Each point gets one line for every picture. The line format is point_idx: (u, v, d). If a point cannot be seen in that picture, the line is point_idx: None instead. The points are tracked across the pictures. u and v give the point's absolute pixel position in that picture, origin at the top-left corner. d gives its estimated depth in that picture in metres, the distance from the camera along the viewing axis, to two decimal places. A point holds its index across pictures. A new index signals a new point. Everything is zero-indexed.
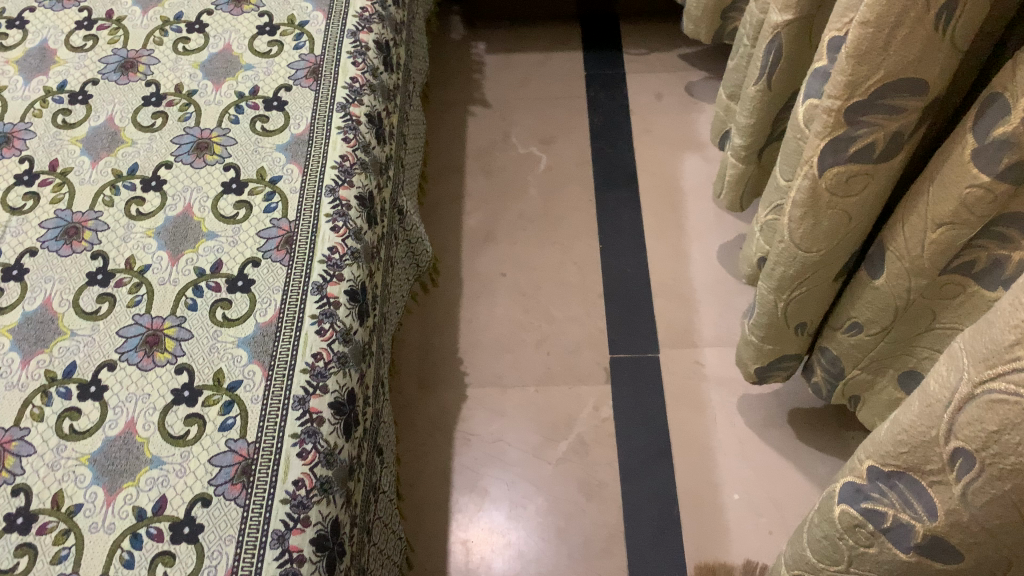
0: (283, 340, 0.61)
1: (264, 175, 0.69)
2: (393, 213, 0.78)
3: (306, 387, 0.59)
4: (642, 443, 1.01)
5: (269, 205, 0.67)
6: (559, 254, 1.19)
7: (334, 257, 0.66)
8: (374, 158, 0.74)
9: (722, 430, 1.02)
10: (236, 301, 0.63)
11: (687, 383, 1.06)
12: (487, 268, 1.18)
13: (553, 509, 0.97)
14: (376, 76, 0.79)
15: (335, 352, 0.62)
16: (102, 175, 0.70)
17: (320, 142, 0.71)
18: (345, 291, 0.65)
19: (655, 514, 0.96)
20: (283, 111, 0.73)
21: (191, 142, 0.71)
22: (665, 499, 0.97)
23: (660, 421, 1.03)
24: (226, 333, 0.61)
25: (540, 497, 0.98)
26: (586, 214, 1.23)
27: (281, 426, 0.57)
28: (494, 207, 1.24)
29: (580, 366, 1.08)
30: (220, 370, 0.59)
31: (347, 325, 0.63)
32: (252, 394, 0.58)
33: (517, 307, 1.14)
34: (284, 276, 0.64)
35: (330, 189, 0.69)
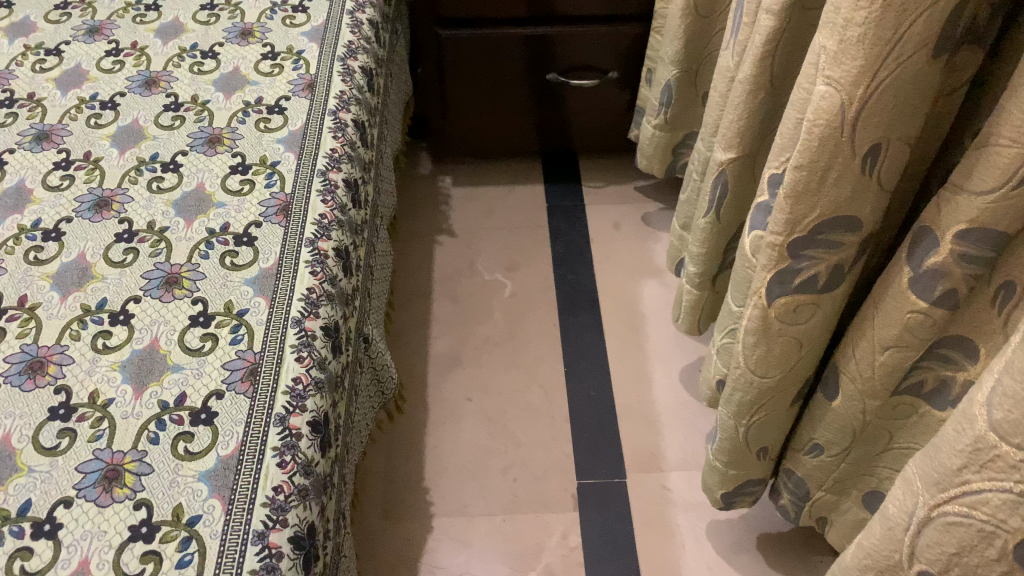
0: (244, 473, 0.61)
1: (232, 308, 0.71)
2: (358, 342, 0.80)
3: (266, 521, 0.58)
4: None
5: (235, 337, 0.69)
6: (525, 380, 1.20)
7: (298, 388, 0.67)
8: (339, 290, 0.76)
9: (692, 558, 1.01)
10: (198, 434, 0.63)
11: (654, 509, 1.06)
12: (454, 395, 1.18)
13: None
14: (345, 212, 0.82)
15: (296, 485, 0.61)
16: (70, 310, 0.71)
17: (287, 274, 0.74)
18: (308, 421, 0.65)
19: None
20: (252, 247, 0.76)
21: (161, 278, 0.73)
22: None
23: (630, 551, 1.02)
24: (187, 467, 0.61)
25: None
26: (551, 340, 1.25)
27: (239, 563, 0.56)
28: (461, 334, 1.26)
29: (548, 494, 1.08)
30: (179, 506, 0.59)
31: (309, 456, 0.64)
32: (212, 530, 0.58)
33: (484, 433, 1.14)
34: (248, 408, 0.64)
35: (296, 320, 0.71)
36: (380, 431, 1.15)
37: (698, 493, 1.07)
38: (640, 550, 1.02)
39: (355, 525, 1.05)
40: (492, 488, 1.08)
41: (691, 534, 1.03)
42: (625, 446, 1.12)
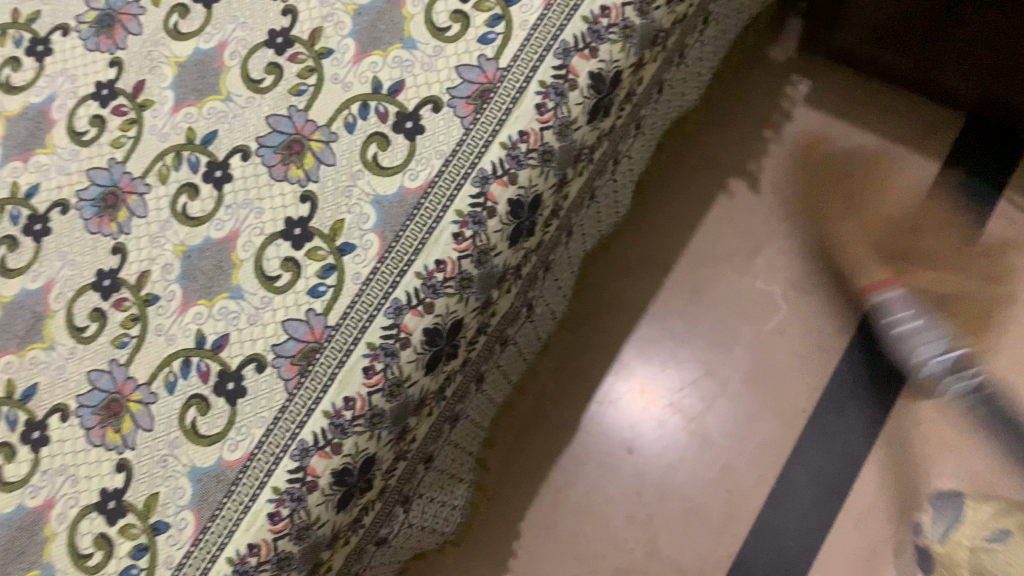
0: (325, 359, 0.51)
1: (420, 117, 0.54)
2: (583, 194, 0.62)
3: (317, 437, 0.50)
4: (824, 461, 0.92)
5: (408, 150, 0.54)
6: (870, 193, 0.99)
7: (438, 283, 0.52)
8: (568, 144, 0.55)
9: (929, 506, 0.89)
10: (310, 269, 0.53)
11: (933, 430, 0.91)
12: (783, 169, 1.02)
13: (699, 477, 0.94)
14: (648, 10, 0.55)
15: (372, 406, 0.51)
16: (258, 14, 0.59)
17: (503, 99, 0.53)
18: (423, 331, 0.52)
19: (811, 509, 0.91)
20: (495, 13, 0.55)
21: (371, 17, 0.57)
22: (832, 505, 0.91)
23: (863, 450, 0.92)
24: (275, 307, 0.53)
25: (696, 456, 0.95)
26: (931, 155, 0.99)
27: (269, 472, 0.50)
28: (831, 92, 1.02)
29: (818, 334, 0.96)
30: (255, 352, 0.52)
31: (404, 374, 0.52)
32: (269, 399, 0.51)
33: (795, 226, 1.00)
34: (371, 270, 0.52)
35: (481, 176, 0.52)
36: (678, 163, 1.04)
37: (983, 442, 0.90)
38: (873, 458, 0.92)
39: (605, 253, 1.03)
40: (763, 298, 0.98)
41: (947, 479, 0.90)
42: None
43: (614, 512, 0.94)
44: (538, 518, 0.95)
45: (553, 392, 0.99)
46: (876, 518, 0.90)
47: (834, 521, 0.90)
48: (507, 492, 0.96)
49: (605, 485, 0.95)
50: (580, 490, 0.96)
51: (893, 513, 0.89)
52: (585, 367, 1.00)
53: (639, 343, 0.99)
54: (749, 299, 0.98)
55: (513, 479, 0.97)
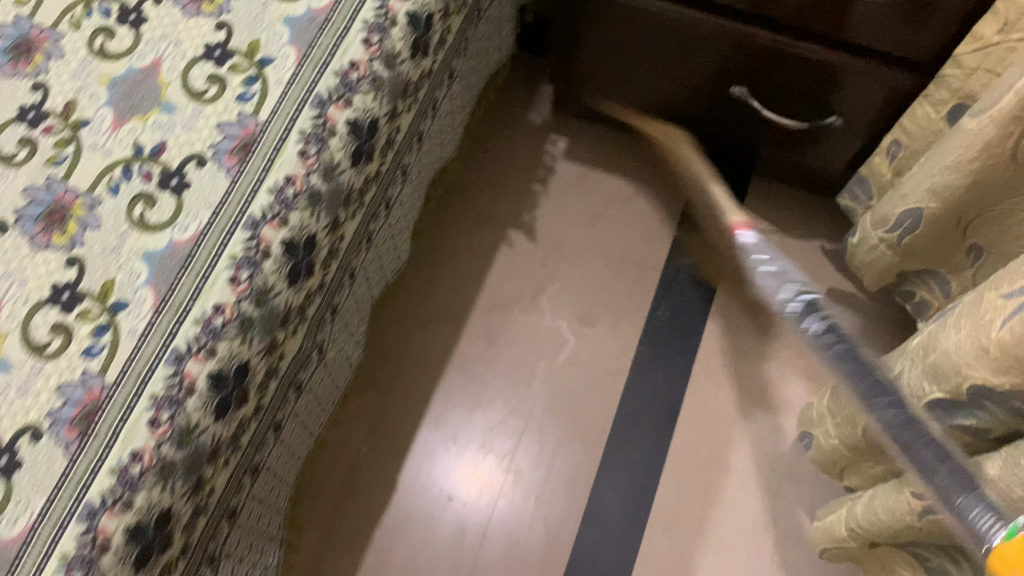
0: (107, 416, 0.50)
1: (185, 175, 0.56)
2: (359, 235, 0.66)
3: (105, 496, 0.49)
4: (627, 475, 0.99)
5: (176, 205, 0.55)
6: (631, 229, 1.11)
7: (219, 327, 0.53)
8: (334, 187, 0.59)
9: (722, 497, 0.98)
10: (82, 332, 0.52)
11: (716, 428, 1.01)
12: (553, 217, 1.11)
13: (516, 510, 0.98)
14: (392, 64, 0.62)
15: (161, 457, 0.50)
16: (9, 91, 0.59)
17: (266, 149, 0.57)
18: (208, 375, 0.52)
19: (621, 520, 0.97)
20: (249, 74, 0.59)
21: (128, 86, 0.59)
22: (639, 512, 0.98)
23: (659, 459, 1.00)
24: (47, 372, 0.51)
25: (511, 491, 0.99)
26: (677, 190, 1.12)
27: (54, 542, 0.48)
28: (586, 146, 1.14)
29: (605, 359, 1.04)
30: (29, 422, 0.50)
31: (193, 421, 0.52)
32: (48, 468, 0.49)
33: (572, 265, 1.09)
34: (148, 322, 0.52)
35: (252, 221, 0.55)
36: (457, 220, 1.11)
37: (760, 431, 1.01)
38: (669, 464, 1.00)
39: (402, 313, 1.07)
40: (551, 335, 1.05)
41: (734, 471, 0.99)
42: (702, 338, 1.06)
43: (439, 562, 0.96)
44: None
45: (367, 454, 1.00)
46: (679, 519, 0.97)
47: (644, 528, 0.97)
48: (332, 561, 0.95)
49: (429, 537, 0.97)
50: (403, 548, 0.96)
51: (693, 511, 0.97)
52: (395, 425, 1.02)
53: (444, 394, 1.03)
54: (540, 337, 1.05)
55: (336, 548, 0.96)
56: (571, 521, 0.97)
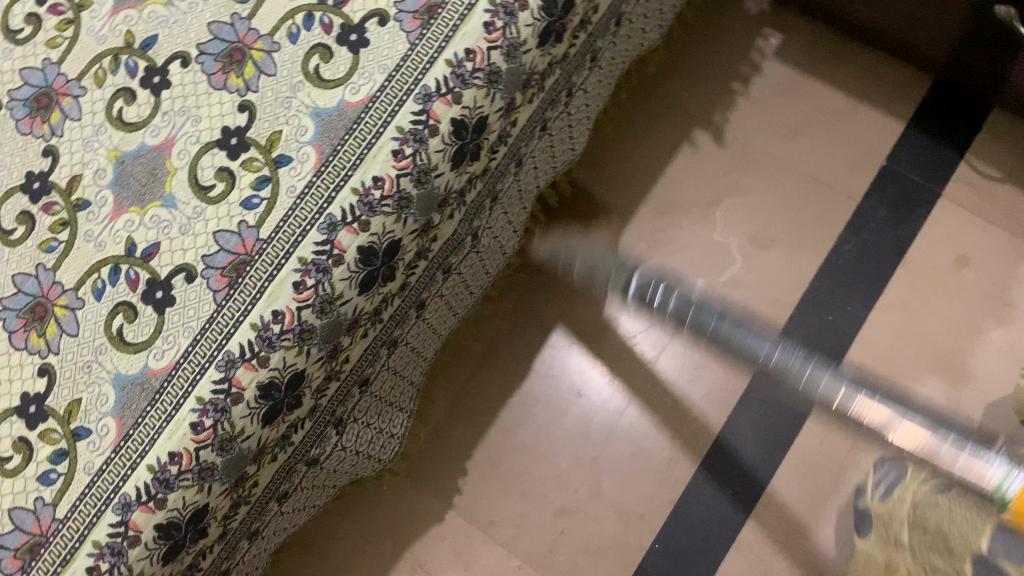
0: (256, 271, 0.50)
1: (366, 32, 0.52)
2: (534, 122, 0.61)
3: (244, 348, 0.50)
4: (768, 414, 0.95)
5: (350, 65, 0.52)
6: (836, 151, 0.99)
7: (374, 202, 0.51)
8: (515, 67, 0.53)
9: (867, 459, 0.92)
10: (245, 181, 0.52)
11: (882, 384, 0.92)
12: (750, 124, 1.01)
13: (645, 419, 0.97)
14: None
15: (302, 320, 0.50)
16: None
17: (451, 16, 0.52)
18: (357, 250, 0.51)
19: (755, 453, 0.94)
20: None
21: None
22: (775, 449, 0.94)
23: (806, 404, 0.94)
24: (208, 216, 0.52)
25: (643, 402, 0.97)
26: (898, 115, 0.98)
27: (194, 382, 0.50)
28: (803, 47, 1.01)
29: (775, 286, 0.97)
30: (185, 262, 0.51)
31: (336, 292, 0.51)
32: (197, 312, 0.50)
33: (758, 177, 0.99)
34: (306, 182, 0.51)
35: (423, 94, 0.51)
36: (644, 108, 1.03)
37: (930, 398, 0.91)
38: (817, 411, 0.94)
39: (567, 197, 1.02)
40: (720, 251, 0.98)
41: None
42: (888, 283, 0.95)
43: (561, 454, 0.96)
44: (486, 460, 0.96)
45: (503, 330, 1.00)
46: (812, 470, 0.93)
47: (776, 471, 0.94)
48: (457, 429, 0.97)
49: (553, 429, 0.97)
50: (526, 433, 0.97)
51: (829, 465, 0.93)
52: (541, 310, 1.00)
53: (595, 286, 0.99)
54: (708, 250, 0.98)
55: (464, 418, 0.97)
56: (699, 445, 0.95)
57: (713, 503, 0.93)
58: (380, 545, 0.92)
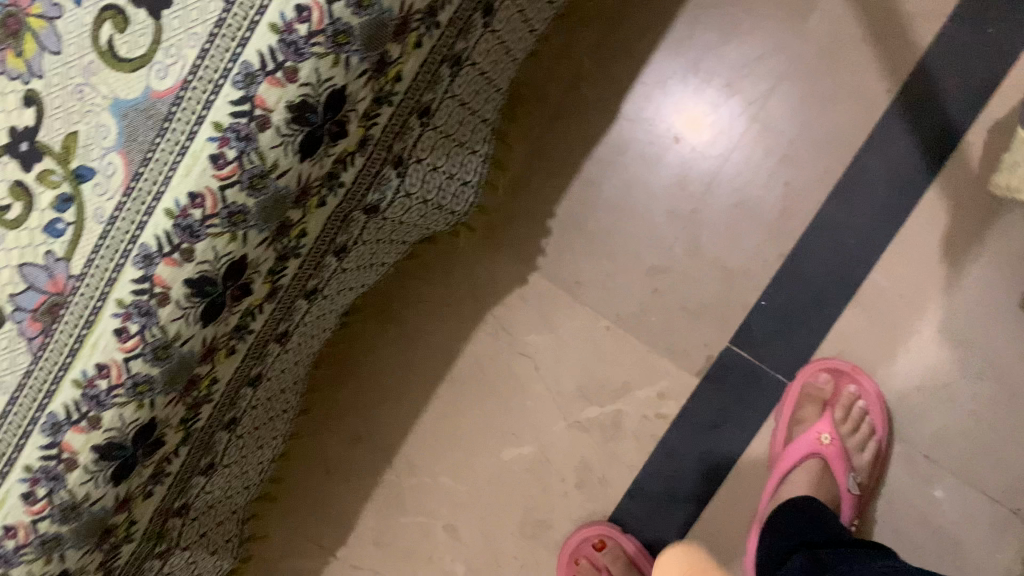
0: (167, 141, 0.39)
1: None
2: None
3: (162, 240, 0.39)
4: (901, 151, 0.80)
5: None
6: None
7: (301, 41, 0.38)
8: None
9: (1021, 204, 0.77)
10: (136, 20, 0.38)
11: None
12: None
13: (752, 164, 0.83)
14: None
15: (227, 203, 0.40)
16: None
17: None
18: (288, 109, 0.39)
19: (882, 202, 0.81)
20: None
21: None
22: (906, 194, 0.80)
23: (949, 138, 0.79)
24: (97, 74, 0.39)
25: (751, 146, 0.83)
26: None
27: (110, 282, 0.40)
28: None
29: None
30: (74, 135, 0.40)
31: (269, 163, 0.40)
32: (99, 203, 0.40)
33: None
34: (216, 19, 0.38)
35: None
36: None
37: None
38: (964, 148, 0.79)
39: None
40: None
41: None
42: None
43: (655, 207, 0.86)
44: (570, 216, 0.88)
45: (582, 68, 0.87)
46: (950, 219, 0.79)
47: (905, 220, 0.80)
48: (538, 183, 0.89)
49: (647, 179, 0.86)
50: (616, 186, 0.87)
51: (973, 211, 0.79)
52: (629, 41, 0.85)
53: (693, 8, 0.83)
54: None
55: (544, 170, 0.88)
56: (816, 194, 0.82)
57: (830, 259, 0.82)
58: (463, 306, 0.91)
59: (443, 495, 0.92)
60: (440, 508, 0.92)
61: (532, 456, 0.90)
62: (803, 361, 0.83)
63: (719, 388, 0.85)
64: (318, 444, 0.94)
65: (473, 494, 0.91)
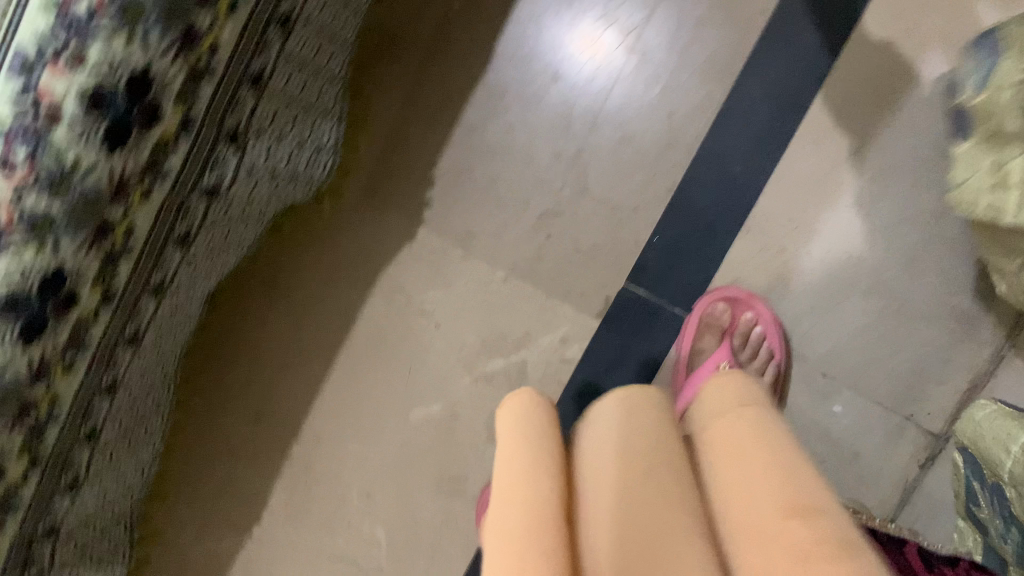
0: None
1: None
2: None
3: None
4: (779, 71, 0.79)
5: None
6: None
7: (83, 19, 0.35)
8: None
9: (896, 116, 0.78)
10: None
11: (916, 20, 0.77)
12: None
13: (629, 99, 0.81)
14: None
15: (26, 209, 0.37)
16: None
17: None
18: (78, 97, 0.36)
19: (762, 126, 0.80)
20: None
21: None
22: (786, 116, 0.80)
23: (825, 56, 0.79)
24: None
25: (630, 77, 0.81)
26: None
27: None
28: None
29: None
30: None
31: (66, 160, 0.37)
32: None
33: None
34: None
35: None
36: None
37: (972, 29, 0.75)
38: (841, 65, 0.78)
39: None
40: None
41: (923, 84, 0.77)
42: None
43: (538, 149, 0.83)
44: (452, 165, 0.85)
45: (450, 9, 0.83)
46: (830, 138, 0.79)
47: (787, 140, 0.80)
48: (417, 135, 0.85)
49: (527, 118, 0.83)
50: (497, 132, 0.83)
51: (850, 128, 0.79)
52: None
53: None
54: None
55: (422, 118, 0.84)
56: (696, 123, 0.80)
57: (717, 188, 0.81)
58: (352, 272, 0.87)
59: (354, 462, 0.91)
60: (353, 475, 0.91)
61: (441, 415, 0.88)
62: (700, 293, 0.83)
63: (620, 328, 0.84)
64: (219, 424, 0.92)
65: (385, 458, 0.90)
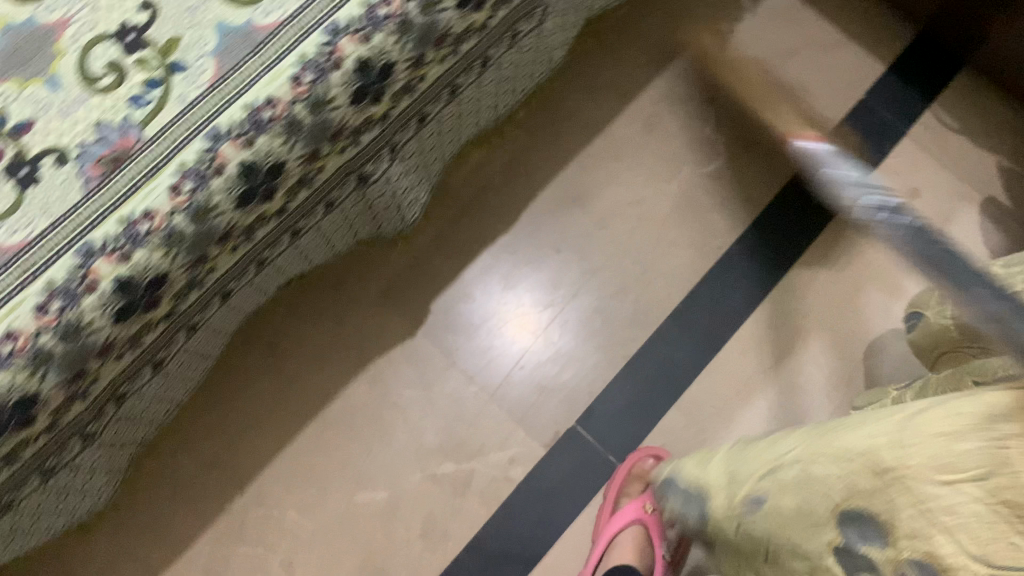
0: (260, 58, 0.51)
1: None
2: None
3: (232, 126, 0.51)
4: (723, 293, 1.03)
5: None
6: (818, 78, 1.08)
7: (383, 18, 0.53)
8: None
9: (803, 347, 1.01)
10: None
11: (825, 285, 1.03)
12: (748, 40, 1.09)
13: (609, 283, 1.03)
14: None
15: (291, 113, 0.52)
16: None
17: None
18: (356, 60, 0.53)
19: (704, 330, 1.02)
20: None
21: None
22: (723, 327, 1.02)
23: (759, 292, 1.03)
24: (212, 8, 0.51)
25: (612, 268, 1.04)
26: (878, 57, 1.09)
27: (176, 148, 0.50)
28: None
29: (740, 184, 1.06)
30: (178, 38, 0.50)
31: (329, 95, 0.53)
32: (184, 91, 0.50)
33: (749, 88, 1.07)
34: None
35: None
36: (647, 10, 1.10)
37: (859, 300, 1.02)
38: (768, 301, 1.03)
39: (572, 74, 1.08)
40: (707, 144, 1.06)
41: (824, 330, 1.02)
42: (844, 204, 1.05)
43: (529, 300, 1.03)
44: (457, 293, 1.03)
45: (491, 181, 1.05)
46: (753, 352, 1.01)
47: (721, 346, 1.02)
48: (438, 262, 1.03)
49: (527, 275, 1.03)
50: (501, 277, 1.03)
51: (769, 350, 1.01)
52: (534, 169, 1.06)
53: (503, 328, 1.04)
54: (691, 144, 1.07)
55: (446, 252, 1.04)
56: (655, 314, 1.03)
57: (661, 366, 1.01)
58: (345, 356, 1.00)
59: (287, 529, 0.96)
60: (283, 542, 0.96)
61: (384, 502, 0.97)
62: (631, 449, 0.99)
63: (560, 460, 0.98)
64: (176, 459, 0.97)
65: (315, 532, 0.96)
